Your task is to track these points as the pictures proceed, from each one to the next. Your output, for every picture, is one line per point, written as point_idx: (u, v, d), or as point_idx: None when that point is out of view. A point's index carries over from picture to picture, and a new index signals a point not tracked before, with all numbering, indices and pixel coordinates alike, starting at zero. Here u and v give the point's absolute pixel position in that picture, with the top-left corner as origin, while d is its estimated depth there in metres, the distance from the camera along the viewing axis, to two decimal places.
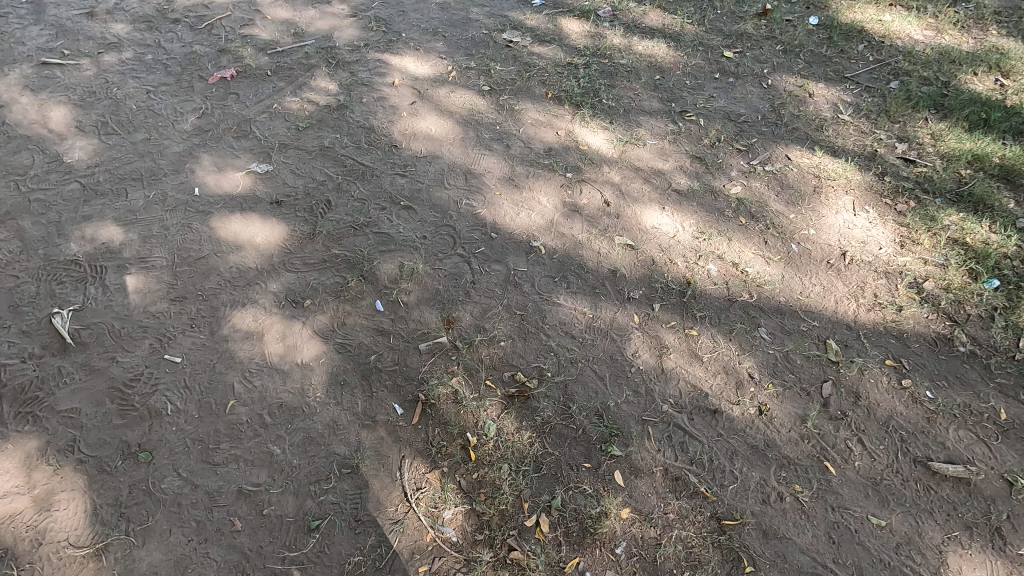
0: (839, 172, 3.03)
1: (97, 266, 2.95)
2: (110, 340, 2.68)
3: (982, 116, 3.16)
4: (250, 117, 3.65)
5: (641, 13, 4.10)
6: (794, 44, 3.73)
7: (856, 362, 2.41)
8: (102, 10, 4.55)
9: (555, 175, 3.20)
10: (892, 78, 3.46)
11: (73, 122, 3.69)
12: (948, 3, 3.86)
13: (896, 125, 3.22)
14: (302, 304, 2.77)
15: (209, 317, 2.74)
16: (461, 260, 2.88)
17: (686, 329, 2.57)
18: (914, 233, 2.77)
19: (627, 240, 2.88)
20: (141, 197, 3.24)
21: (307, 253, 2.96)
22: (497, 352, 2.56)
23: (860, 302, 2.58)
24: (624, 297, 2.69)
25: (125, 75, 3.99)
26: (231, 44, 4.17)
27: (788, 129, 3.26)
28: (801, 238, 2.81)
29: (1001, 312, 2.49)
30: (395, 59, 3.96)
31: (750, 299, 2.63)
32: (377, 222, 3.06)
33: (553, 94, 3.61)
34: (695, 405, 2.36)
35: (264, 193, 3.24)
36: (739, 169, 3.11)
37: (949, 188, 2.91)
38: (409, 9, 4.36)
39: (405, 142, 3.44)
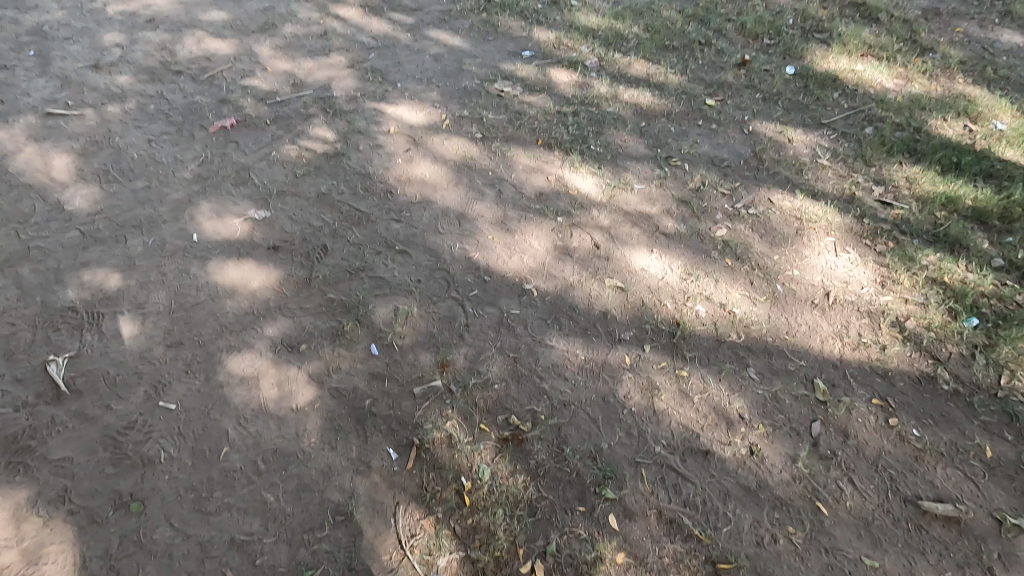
0: (820, 214, 3.14)
1: (94, 312, 2.98)
2: (104, 387, 2.69)
3: (953, 160, 3.30)
4: (249, 165, 3.76)
5: (626, 64, 4.28)
6: (772, 93, 3.91)
7: (843, 401, 2.45)
8: (107, 62, 4.71)
9: (546, 219, 3.29)
10: (867, 124, 3.62)
11: (75, 171, 3.78)
12: (916, 54, 4.06)
13: (872, 169, 3.35)
14: (298, 349, 2.80)
15: (205, 362, 2.76)
16: (455, 303, 2.93)
17: (676, 370, 2.61)
18: (894, 273, 2.85)
19: (617, 282, 2.95)
20: (141, 244, 3.30)
21: (303, 297, 3.01)
22: (490, 396, 2.58)
23: (845, 341, 2.64)
24: (616, 339, 2.74)
25: (128, 124, 4.11)
26: (232, 94, 4.32)
27: (770, 174, 3.39)
28: (786, 279, 2.89)
29: (981, 350, 2.55)
30: (390, 108, 4.11)
31: (739, 339, 2.68)
32: (373, 266, 3.13)
33: (543, 141, 3.75)
34: (686, 447, 2.38)
35: (261, 239, 3.30)
36: (723, 213, 3.21)
37: (926, 229, 3.01)
38: (404, 61, 4.54)
39: (401, 188, 3.54)
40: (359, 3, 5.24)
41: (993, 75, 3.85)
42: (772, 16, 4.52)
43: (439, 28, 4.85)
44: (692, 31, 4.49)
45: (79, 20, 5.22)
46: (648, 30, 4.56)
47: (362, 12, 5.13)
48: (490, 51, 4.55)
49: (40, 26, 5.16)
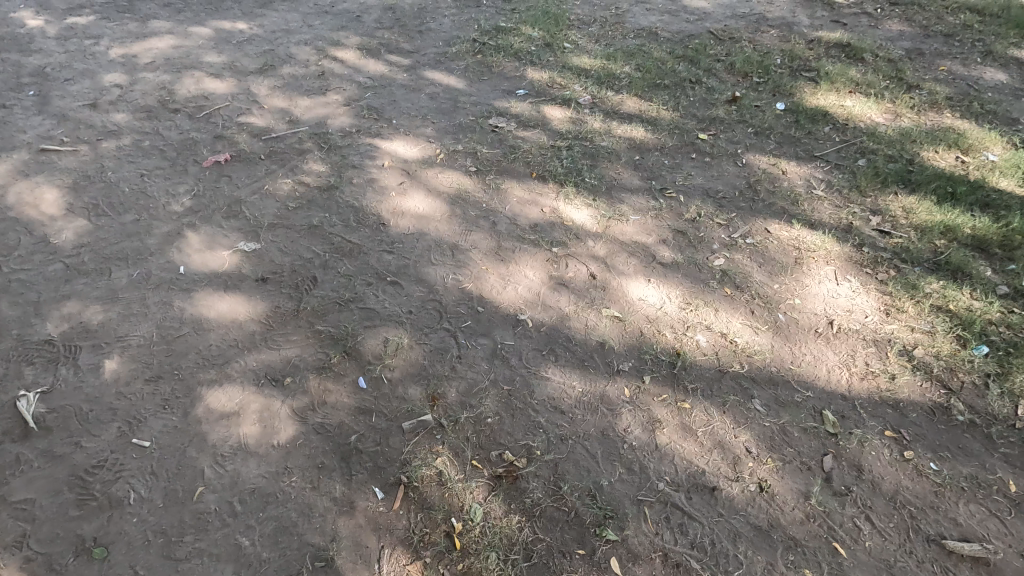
0: (818, 244, 3.10)
1: (71, 346, 2.87)
2: (75, 423, 2.55)
3: (948, 190, 3.30)
4: (241, 198, 3.72)
5: (619, 101, 4.35)
6: (763, 127, 3.94)
7: (854, 433, 2.33)
8: (105, 101, 4.76)
9: (540, 249, 3.24)
10: (859, 156, 3.64)
11: (64, 205, 3.73)
12: (903, 90, 4.14)
13: (867, 199, 3.34)
14: (282, 383, 2.68)
15: (184, 397, 2.63)
16: (447, 334, 2.83)
17: (678, 402, 2.49)
18: (897, 301, 2.78)
19: (614, 312, 2.87)
20: (125, 276, 3.22)
21: (290, 330, 2.91)
22: (483, 430, 2.45)
23: (852, 371, 2.54)
24: (614, 370, 2.63)
25: (122, 159, 4.10)
26: (227, 131, 4.34)
27: (765, 204, 3.37)
28: (788, 308, 2.81)
29: (994, 379, 2.45)
30: (385, 143, 4.12)
31: (742, 369, 2.58)
32: (363, 297, 3.04)
33: (537, 174, 3.74)
34: (691, 483, 2.24)
35: (250, 271, 3.23)
36: (720, 243, 3.17)
37: (926, 257, 2.96)
38: (400, 99, 4.60)
39: (394, 220, 3.50)
40: (357, 46, 5.37)
41: (980, 110, 3.91)
42: (760, 57, 4.63)
43: (435, 68, 4.95)
44: (682, 70, 4.59)
45: (81, 63, 5.32)
46: (639, 70, 4.66)
47: (360, 54, 5.25)
48: (485, 90, 4.63)
49: (42, 68, 5.25)
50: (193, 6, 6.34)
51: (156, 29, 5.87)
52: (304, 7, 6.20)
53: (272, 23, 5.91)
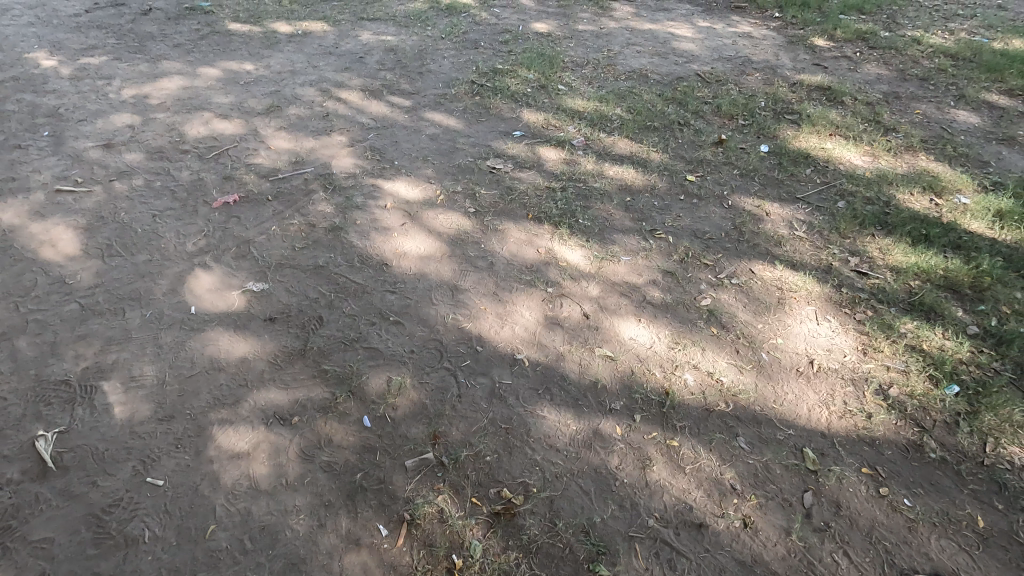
0: (799, 284, 3.26)
1: (87, 386, 2.99)
2: (91, 463, 2.66)
3: (922, 232, 3.48)
4: (250, 239, 3.88)
5: (611, 142, 4.55)
6: (748, 169, 4.14)
7: (833, 470, 2.47)
8: (118, 142, 4.95)
9: (536, 289, 3.40)
10: (839, 198, 3.83)
11: (79, 245, 3.89)
12: (880, 133, 4.36)
13: (846, 240, 3.51)
14: (290, 422, 2.81)
15: (196, 437, 2.75)
16: (448, 373, 2.97)
17: (667, 440, 2.63)
18: (874, 340, 2.94)
19: (606, 351, 3.02)
20: (139, 316, 3.36)
21: (297, 369, 3.04)
22: (482, 468, 2.58)
23: (832, 409, 2.68)
24: (606, 409, 2.77)
25: (134, 200, 4.27)
26: (236, 172, 4.53)
27: (750, 245, 3.54)
28: (771, 348, 2.96)
29: (964, 418, 2.60)
30: (388, 184, 4.31)
31: (727, 408, 2.72)
32: (367, 337, 3.18)
33: (533, 215, 3.92)
34: (679, 519, 2.37)
35: (258, 311, 3.37)
36: (707, 282, 3.33)
37: (901, 298, 3.13)
38: (402, 140, 4.80)
39: (395, 260, 3.66)
40: (360, 87, 5.60)
41: (953, 153, 4.12)
42: (745, 99, 4.86)
43: (435, 109, 5.17)
44: (672, 113, 4.81)
45: (94, 103, 5.53)
46: (630, 112, 4.88)
47: (363, 95, 5.47)
48: (482, 131, 4.83)
49: (57, 108, 5.46)
50: (202, 47, 6.59)
51: (167, 70, 6.11)
52: (308, 48, 6.47)
53: (278, 64, 6.15)
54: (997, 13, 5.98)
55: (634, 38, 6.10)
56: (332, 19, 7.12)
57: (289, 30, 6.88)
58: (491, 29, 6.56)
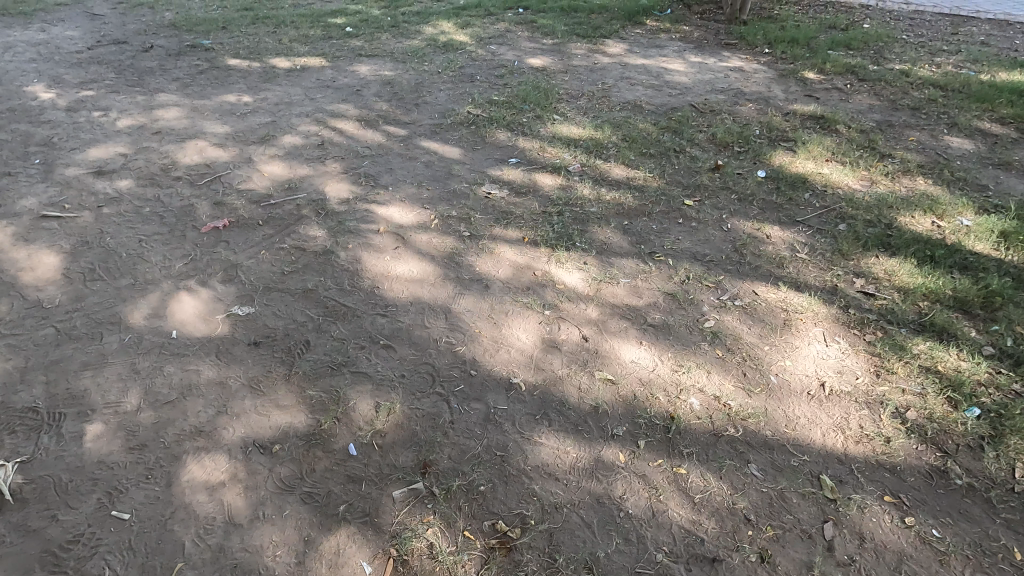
0: (805, 305, 3.15)
1: (55, 413, 2.81)
2: (53, 495, 2.47)
3: (927, 253, 3.41)
4: (237, 263, 3.77)
5: (608, 168, 4.53)
6: (746, 194, 4.10)
7: (853, 499, 2.30)
8: (109, 169, 4.90)
9: (533, 311, 3.28)
10: (840, 221, 3.77)
11: (61, 269, 3.77)
12: (877, 159, 4.35)
13: (850, 262, 3.43)
14: (271, 450, 2.62)
15: (168, 466, 2.56)
16: (440, 398, 2.81)
17: (674, 467, 2.46)
18: (886, 362, 2.81)
19: (606, 375, 2.88)
20: (116, 340, 3.21)
21: (280, 395, 2.88)
22: (476, 499, 2.39)
23: (847, 434, 2.52)
24: (608, 435, 2.61)
25: (121, 225, 4.18)
26: (227, 198, 4.46)
27: (752, 267, 3.45)
28: (779, 370, 2.82)
29: (989, 442, 2.45)
30: (381, 209, 4.24)
31: (736, 433, 2.56)
32: (356, 361, 3.03)
33: (529, 238, 3.84)
34: (690, 553, 2.18)
35: (242, 335, 3.23)
36: (709, 304, 3.22)
37: (912, 318, 3.02)
38: (397, 167, 4.77)
39: (387, 284, 3.55)
40: (357, 117, 5.62)
41: (951, 177, 4.10)
42: (739, 128, 4.88)
43: (431, 138, 5.17)
44: (667, 141, 4.81)
45: (88, 133, 5.52)
46: (625, 140, 4.88)
47: (359, 125, 5.48)
48: (478, 159, 4.81)
49: (50, 137, 5.44)
50: (201, 81, 6.66)
51: (164, 102, 6.14)
52: (306, 82, 6.54)
53: (275, 96, 6.20)
54: (982, 48, 6.12)
55: (628, 72, 6.20)
56: (330, 55, 7.25)
57: (288, 66, 6.98)
58: (487, 65, 6.67)
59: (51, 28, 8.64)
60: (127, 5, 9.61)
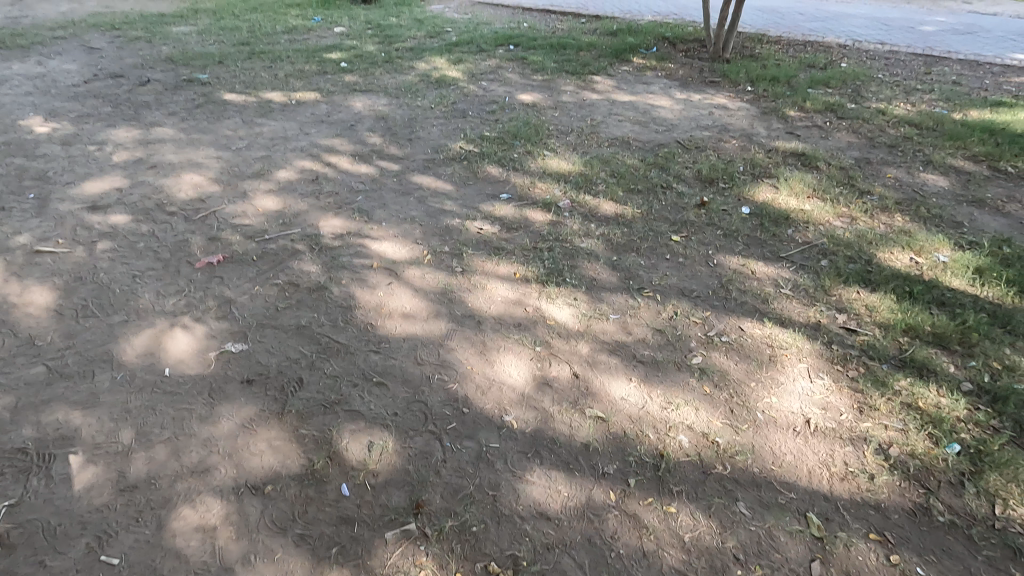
0: (789, 341, 3.23)
1: (45, 455, 2.80)
2: (41, 540, 2.45)
3: (906, 289, 3.52)
4: (231, 299, 3.80)
5: (597, 204, 4.64)
6: (731, 230, 4.21)
7: (840, 536, 2.34)
8: (103, 204, 4.94)
9: (524, 348, 3.33)
10: (822, 257, 3.88)
11: (53, 306, 3.78)
12: (856, 196, 4.49)
13: (833, 298, 3.53)
14: (263, 491, 2.63)
15: (159, 509, 2.56)
16: (433, 437, 2.83)
17: (664, 506, 2.49)
18: (869, 398, 2.88)
19: (597, 412, 2.92)
20: (108, 379, 3.21)
21: (273, 434, 2.89)
22: (468, 540, 2.40)
23: (832, 471, 2.57)
24: (599, 473, 2.64)
25: (115, 261, 4.21)
26: (221, 233, 4.50)
27: (738, 303, 3.53)
28: (765, 407, 2.88)
29: (969, 478, 2.51)
30: (375, 245, 4.30)
31: (725, 471, 2.60)
32: (349, 399, 3.05)
33: (520, 274, 3.91)
34: None
35: (235, 372, 3.25)
36: (697, 340, 3.29)
37: (893, 354, 3.10)
38: (390, 203, 4.85)
39: (380, 320, 3.59)
40: (351, 152, 5.73)
41: (928, 214, 4.24)
42: (724, 164, 5.03)
43: (424, 174, 5.27)
44: (654, 177, 4.95)
45: (83, 167, 5.57)
46: (613, 176, 5.01)
47: (353, 160, 5.58)
48: (470, 194, 4.91)
49: (45, 172, 5.49)
50: (197, 115, 6.77)
51: (159, 136, 6.22)
52: (301, 116, 6.66)
53: (270, 131, 6.31)
54: (954, 88, 6.38)
55: (616, 108, 6.38)
56: (325, 90, 7.40)
57: (283, 100, 7.12)
58: (479, 100, 6.84)
59: (49, 60, 8.76)
60: (124, 39, 9.78)
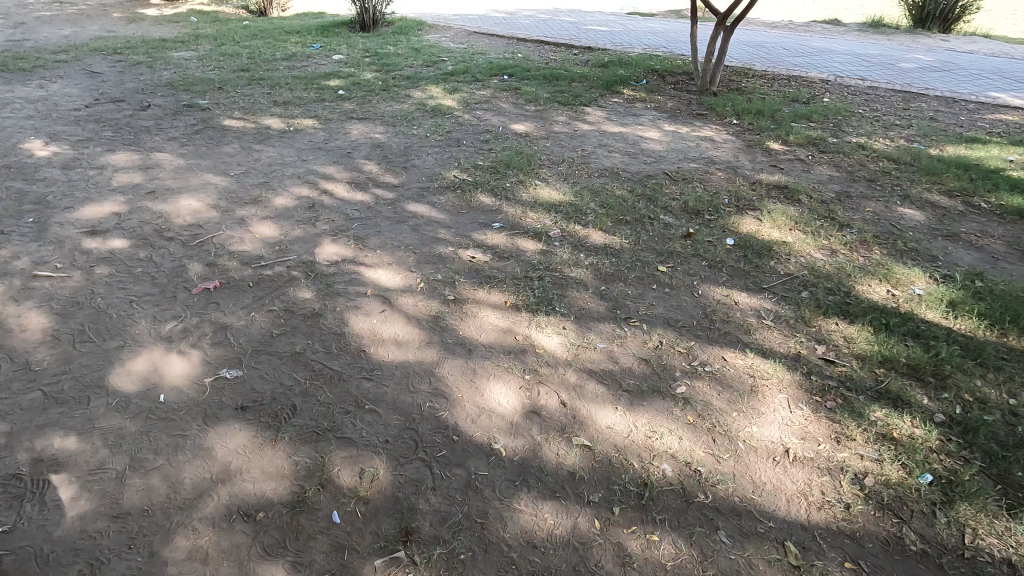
0: (770, 371, 3.34)
1: (39, 480, 2.84)
2: (33, 567, 2.48)
3: (883, 321, 3.65)
4: (227, 325, 3.88)
5: (586, 234, 4.77)
6: (716, 261, 4.35)
7: (816, 565, 2.41)
8: (102, 229, 5.02)
9: (513, 376, 3.41)
10: (803, 289, 4.01)
11: (50, 330, 3.84)
12: (836, 229, 4.65)
13: (812, 328, 3.65)
14: (255, 518, 2.67)
15: (152, 536, 2.60)
16: (423, 465, 2.90)
17: (647, 534, 2.56)
18: (846, 428, 2.98)
19: (583, 440, 2.99)
20: (104, 404, 3.26)
21: (266, 461, 2.94)
22: (456, 568, 2.46)
23: (810, 500, 2.66)
24: (584, 501, 2.71)
25: (112, 286, 4.28)
26: (219, 259, 4.59)
27: (721, 333, 3.65)
28: (746, 436, 2.97)
29: (941, 507, 2.60)
30: (369, 272, 4.40)
31: (706, 500, 2.68)
32: (341, 426, 3.12)
33: (511, 302, 4.01)
34: None
35: (230, 399, 3.30)
36: (681, 370, 3.39)
37: (869, 385, 3.21)
38: (385, 230, 4.96)
39: (374, 347, 3.67)
40: (347, 180, 5.87)
41: (905, 247, 4.39)
42: (709, 196, 5.20)
43: (418, 202, 5.40)
44: (642, 208, 5.10)
45: (83, 191, 5.66)
46: (603, 206, 5.17)
47: (349, 187, 5.71)
48: (463, 223, 5.04)
49: (45, 196, 5.58)
50: (196, 140, 6.90)
51: (159, 161, 6.35)
52: (299, 143, 6.81)
53: (268, 157, 6.44)
54: (931, 123, 6.62)
55: (606, 139, 6.57)
56: (323, 117, 7.57)
57: (282, 127, 7.27)
58: (474, 129, 7.02)
59: (50, 84, 8.91)
60: (126, 63, 9.97)
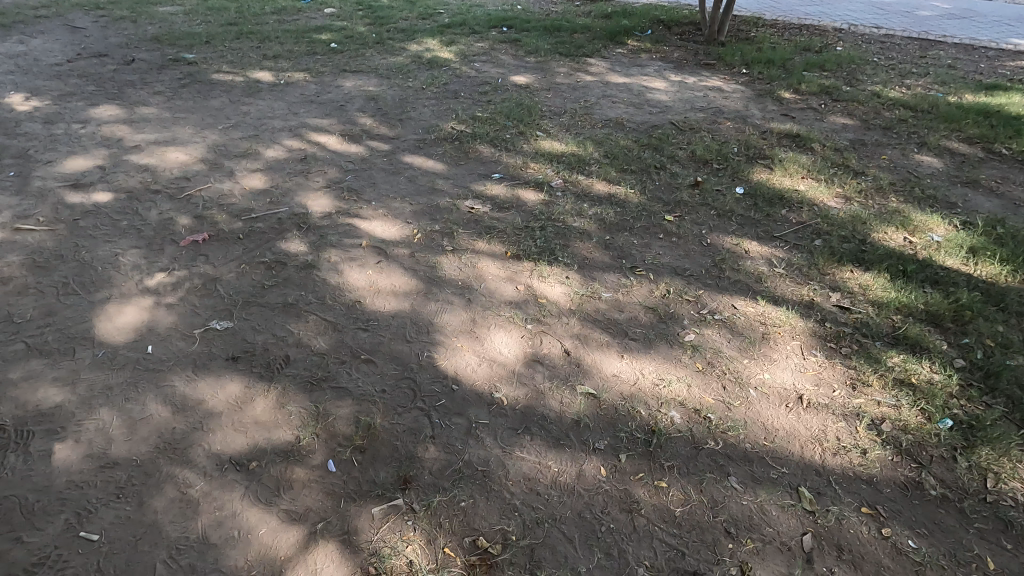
0: (782, 319, 3.21)
1: (23, 432, 2.73)
2: (18, 517, 2.39)
3: (900, 268, 3.50)
4: (217, 277, 3.73)
5: (590, 184, 4.58)
6: (725, 210, 4.17)
7: (831, 510, 2.32)
8: (86, 182, 4.82)
9: (515, 325, 3.28)
10: (815, 237, 3.85)
11: (33, 283, 3.69)
12: (850, 177, 4.46)
13: (826, 276, 3.50)
14: (248, 467, 2.57)
15: (141, 484, 2.50)
16: (421, 414, 2.78)
17: (655, 481, 2.46)
18: (862, 374, 2.86)
19: (588, 389, 2.88)
20: (90, 356, 3.14)
21: (258, 410, 2.83)
22: (457, 515, 2.37)
23: (825, 446, 2.55)
24: (589, 448, 2.61)
25: (97, 239, 4.11)
26: (207, 211, 4.41)
27: (731, 282, 3.50)
28: (758, 383, 2.85)
29: (962, 452, 2.50)
30: (363, 224, 4.23)
31: (717, 447, 2.57)
32: (336, 376, 3.00)
33: (511, 253, 3.85)
34: (670, 567, 2.18)
35: (219, 350, 3.18)
36: (690, 318, 3.25)
37: (886, 332, 3.08)
38: (380, 182, 4.77)
39: (369, 298, 3.53)
40: (340, 132, 5.63)
41: (922, 195, 4.21)
42: (718, 145, 4.99)
43: (414, 154, 5.18)
44: (648, 157, 4.90)
45: (65, 145, 5.44)
46: (607, 156, 4.96)
47: (342, 140, 5.49)
48: (461, 174, 4.84)
49: (26, 150, 5.35)
50: (183, 94, 6.62)
51: (144, 114, 6.09)
52: (290, 96, 6.54)
53: (258, 110, 6.18)
54: (949, 71, 6.35)
55: (610, 90, 6.30)
56: (315, 70, 7.26)
57: (272, 80, 6.98)
58: (472, 81, 6.74)
59: (30, 39, 8.55)
60: (109, 18, 9.56)
